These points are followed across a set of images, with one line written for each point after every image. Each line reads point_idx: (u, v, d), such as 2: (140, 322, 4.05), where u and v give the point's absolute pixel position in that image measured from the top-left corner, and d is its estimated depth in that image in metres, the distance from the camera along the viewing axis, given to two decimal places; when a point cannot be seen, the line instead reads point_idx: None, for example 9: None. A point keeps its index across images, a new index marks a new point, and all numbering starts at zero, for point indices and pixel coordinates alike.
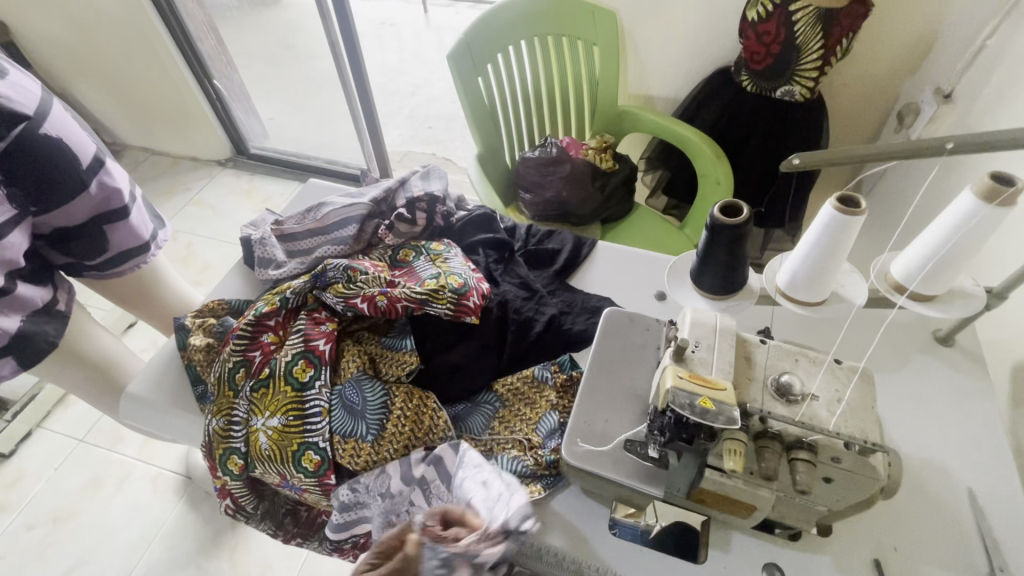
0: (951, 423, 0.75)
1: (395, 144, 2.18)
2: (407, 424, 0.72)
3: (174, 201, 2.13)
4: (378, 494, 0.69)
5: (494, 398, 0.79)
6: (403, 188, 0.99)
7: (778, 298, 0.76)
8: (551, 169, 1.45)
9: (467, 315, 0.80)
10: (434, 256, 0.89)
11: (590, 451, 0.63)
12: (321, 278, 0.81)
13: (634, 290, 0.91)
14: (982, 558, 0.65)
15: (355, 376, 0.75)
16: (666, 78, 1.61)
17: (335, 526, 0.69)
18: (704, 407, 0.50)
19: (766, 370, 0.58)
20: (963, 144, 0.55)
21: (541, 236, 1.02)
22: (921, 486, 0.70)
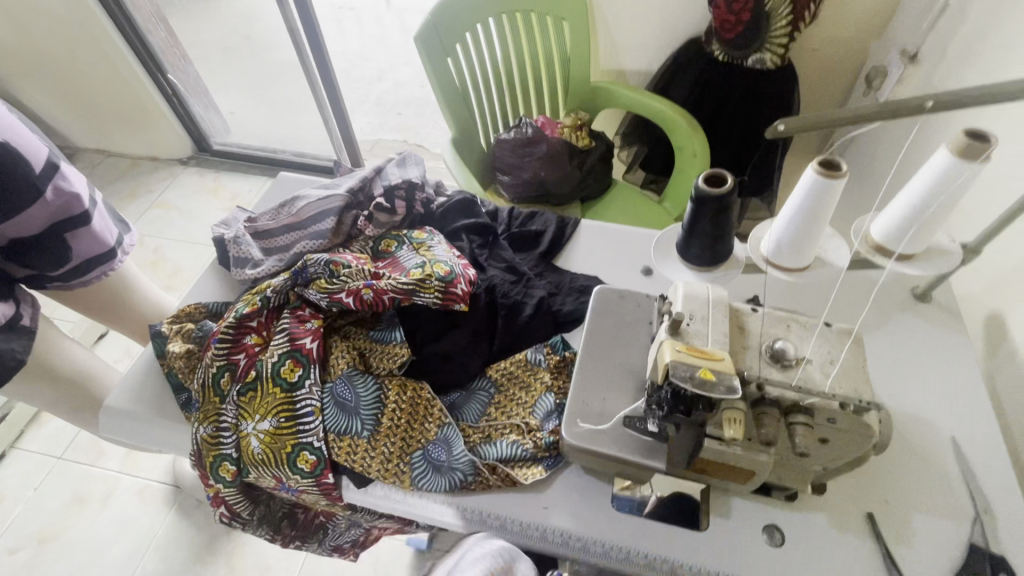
0: (934, 377, 0.78)
1: (365, 132, 2.12)
2: (403, 416, 0.72)
3: (137, 203, 2.04)
4: None
5: (488, 384, 0.78)
6: (380, 177, 0.96)
7: (764, 266, 0.77)
8: (528, 150, 1.43)
9: (455, 302, 0.79)
10: (417, 245, 0.87)
11: (591, 430, 0.63)
12: (303, 274, 0.78)
13: (620, 267, 0.91)
14: (968, 502, 0.68)
15: (346, 372, 0.73)
16: (637, 51, 1.59)
17: None
18: (702, 378, 0.50)
19: (761, 338, 0.58)
20: (942, 102, 0.55)
21: (523, 218, 1.00)
22: (909, 438, 0.73)
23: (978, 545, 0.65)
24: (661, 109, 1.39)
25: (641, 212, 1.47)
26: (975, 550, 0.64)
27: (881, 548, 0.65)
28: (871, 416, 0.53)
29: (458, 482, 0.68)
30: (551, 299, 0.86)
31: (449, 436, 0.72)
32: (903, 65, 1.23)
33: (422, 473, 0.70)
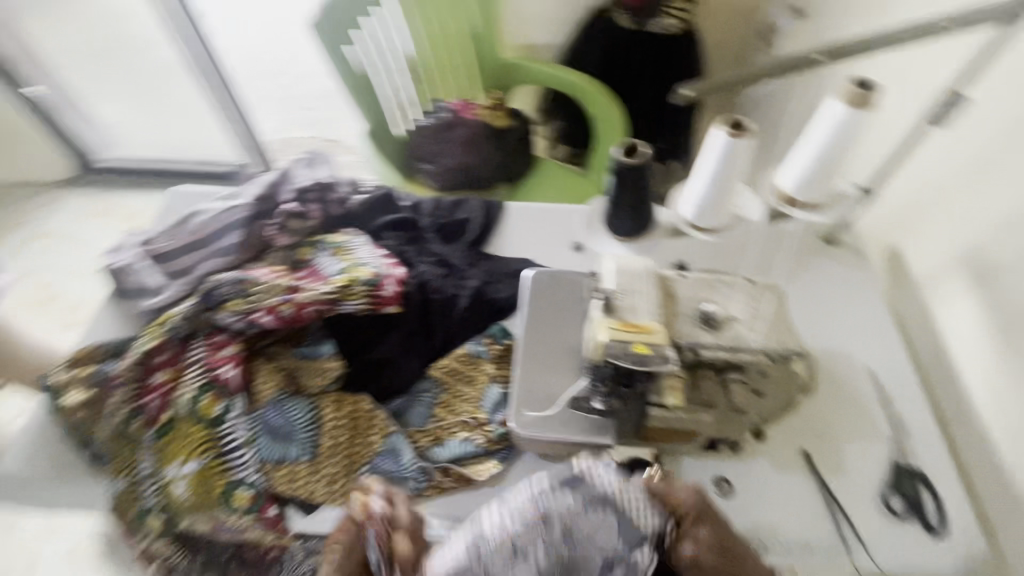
0: (847, 314, 0.83)
1: (276, 131, 2.04)
2: (344, 432, 0.68)
3: (13, 237, 1.80)
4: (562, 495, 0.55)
5: (431, 384, 0.75)
6: (287, 180, 0.88)
7: (688, 230, 0.78)
8: (447, 134, 1.40)
9: (386, 306, 0.75)
10: (337, 249, 0.82)
11: (538, 417, 0.62)
12: (211, 297, 0.71)
13: (552, 246, 0.89)
14: (886, 424, 0.74)
15: (274, 397, 0.69)
16: (545, 24, 1.57)
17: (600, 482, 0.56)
18: (640, 353, 0.51)
19: (690, 302, 0.59)
20: (828, 54, 0.58)
21: (449, 207, 0.95)
22: (832, 374, 0.77)
23: (899, 462, 0.71)
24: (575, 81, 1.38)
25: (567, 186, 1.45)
26: (896, 466, 0.71)
27: (817, 480, 0.69)
28: (796, 363, 0.57)
29: (412, 492, 0.66)
30: (485, 289, 0.83)
31: (397, 445, 0.69)
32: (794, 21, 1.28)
33: None
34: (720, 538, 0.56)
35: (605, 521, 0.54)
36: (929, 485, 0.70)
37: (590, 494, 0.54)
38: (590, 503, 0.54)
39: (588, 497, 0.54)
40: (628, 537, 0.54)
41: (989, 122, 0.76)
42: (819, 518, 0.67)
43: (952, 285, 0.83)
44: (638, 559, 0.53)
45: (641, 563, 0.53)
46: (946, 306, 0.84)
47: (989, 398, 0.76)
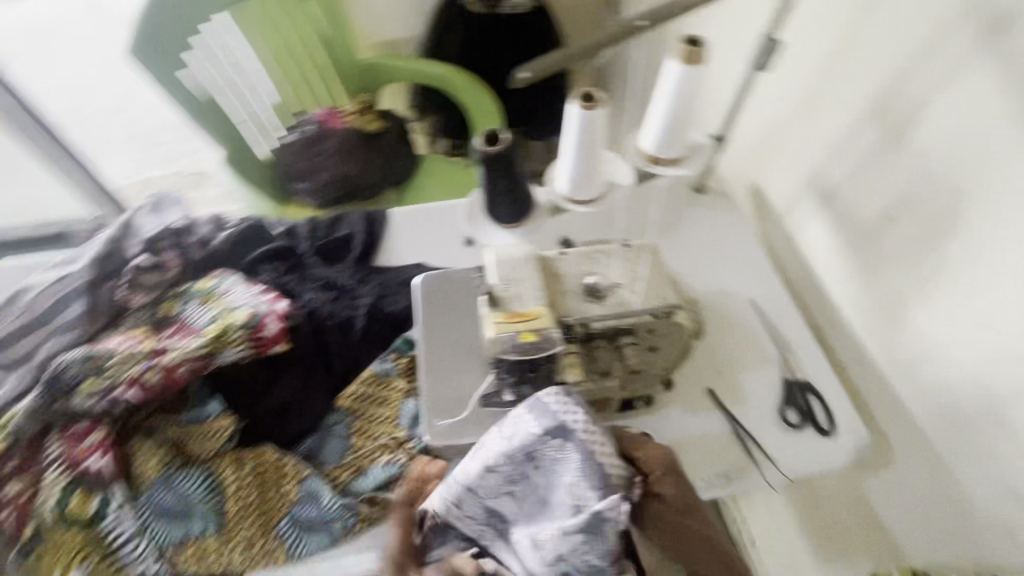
0: (725, 254, 0.89)
1: (127, 175, 1.77)
2: (251, 490, 0.63)
3: None
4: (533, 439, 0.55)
5: (342, 415, 0.71)
6: (132, 233, 0.80)
7: (566, 205, 0.80)
8: (316, 149, 1.32)
9: (272, 346, 0.70)
10: (206, 297, 0.74)
11: (451, 424, 0.61)
12: (57, 384, 0.62)
13: (444, 241, 0.84)
14: (773, 347, 0.81)
15: (160, 475, 0.62)
16: (397, 19, 1.52)
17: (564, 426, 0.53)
18: (530, 342, 0.53)
19: (574, 279, 0.60)
20: (650, 20, 0.60)
21: (327, 225, 0.88)
22: (720, 313, 0.83)
23: (789, 378, 0.78)
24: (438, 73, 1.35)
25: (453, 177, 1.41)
26: (788, 382, 0.78)
27: (725, 414, 0.75)
28: (681, 315, 0.59)
29: (340, 533, 0.62)
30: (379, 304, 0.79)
31: (314, 488, 0.65)
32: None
33: (295, 541, 0.62)
34: (682, 494, 0.57)
35: (571, 460, 0.53)
36: (816, 392, 0.77)
37: (557, 430, 0.53)
38: (550, 442, 0.54)
39: (558, 431, 0.53)
40: (594, 481, 0.52)
41: (806, 59, 0.85)
42: (731, 447, 0.73)
43: (805, 210, 0.92)
44: (595, 506, 0.51)
45: (598, 511, 0.50)
46: (804, 230, 0.93)
47: (850, 304, 0.86)
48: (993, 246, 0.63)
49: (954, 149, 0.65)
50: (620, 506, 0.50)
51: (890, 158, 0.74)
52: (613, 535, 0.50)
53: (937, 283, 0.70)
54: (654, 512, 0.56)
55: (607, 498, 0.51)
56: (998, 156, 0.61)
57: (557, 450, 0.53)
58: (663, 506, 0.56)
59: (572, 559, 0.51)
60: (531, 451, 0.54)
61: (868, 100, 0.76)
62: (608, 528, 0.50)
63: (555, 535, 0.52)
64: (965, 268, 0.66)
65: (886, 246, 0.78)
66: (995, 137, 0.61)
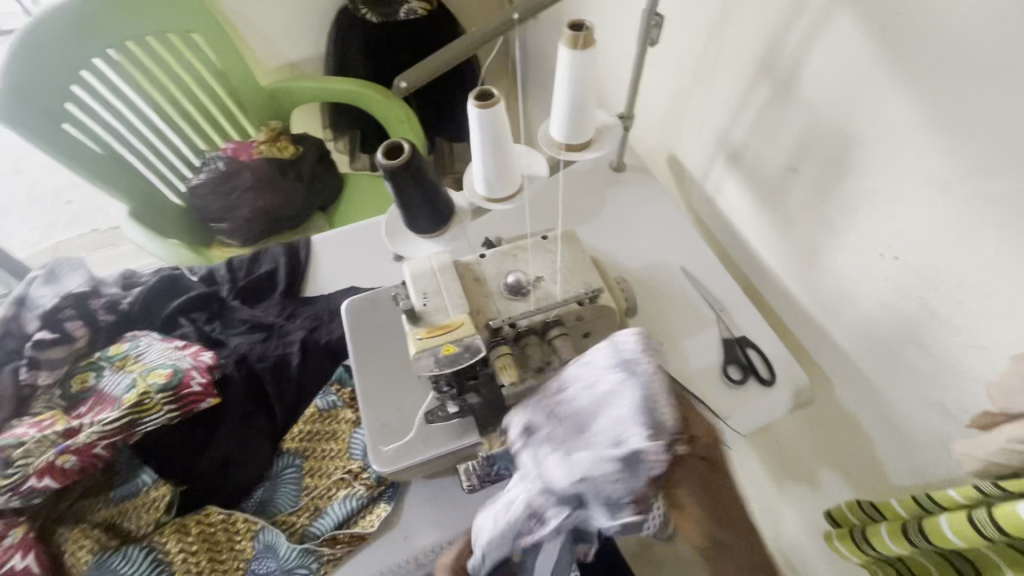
0: (650, 227, 0.91)
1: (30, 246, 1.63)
2: (199, 557, 0.60)
3: None
4: (591, 374, 0.48)
5: (291, 458, 0.68)
6: (27, 307, 0.74)
7: (486, 206, 0.80)
8: (229, 185, 1.26)
9: (202, 400, 0.67)
10: (121, 362, 0.70)
11: (399, 447, 0.60)
12: None
13: (371, 262, 0.83)
14: (709, 309, 0.83)
15: (95, 561, 0.59)
16: (293, 39, 1.48)
17: (622, 356, 0.46)
18: (450, 355, 0.53)
19: (496, 279, 0.60)
20: (524, 11, 0.60)
21: (247, 265, 0.84)
22: (655, 286, 0.85)
23: (728, 335, 0.80)
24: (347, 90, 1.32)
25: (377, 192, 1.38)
26: (728, 341, 0.80)
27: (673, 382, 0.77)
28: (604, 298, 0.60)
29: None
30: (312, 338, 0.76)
31: (271, 540, 0.62)
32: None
33: None
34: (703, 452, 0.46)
35: (626, 394, 0.44)
36: (754, 344, 0.80)
37: (618, 363, 0.46)
38: (609, 371, 0.46)
39: (619, 369, 0.46)
40: (645, 417, 0.42)
41: (693, 28, 0.87)
42: None
43: (718, 172, 0.95)
44: (635, 440, 0.41)
45: (637, 447, 0.41)
46: (722, 191, 0.96)
47: (774, 254, 0.89)
48: (880, 181, 0.66)
49: (833, 96, 0.69)
50: (663, 452, 0.41)
51: (782, 112, 0.78)
52: (648, 478, 0.41)
53: (841, 223, 0.74)
54: (694, 467, 0.44)
55: (652, 441, 0.42)
56: (869, 97, 0.64)
57: (614, 383, 0.45)
58: (703, 465, 0.45)
59: (597, 487, 0.42)
60: (584, 383, 0.48)
61: (753, 60, 0.79)
62: (647, 470, 0.41)
63: (583, 460, 0.43)
64: (861, 205, 0.70)
65: (793, 195, 0.81)
66: (864, 80, 0.65)
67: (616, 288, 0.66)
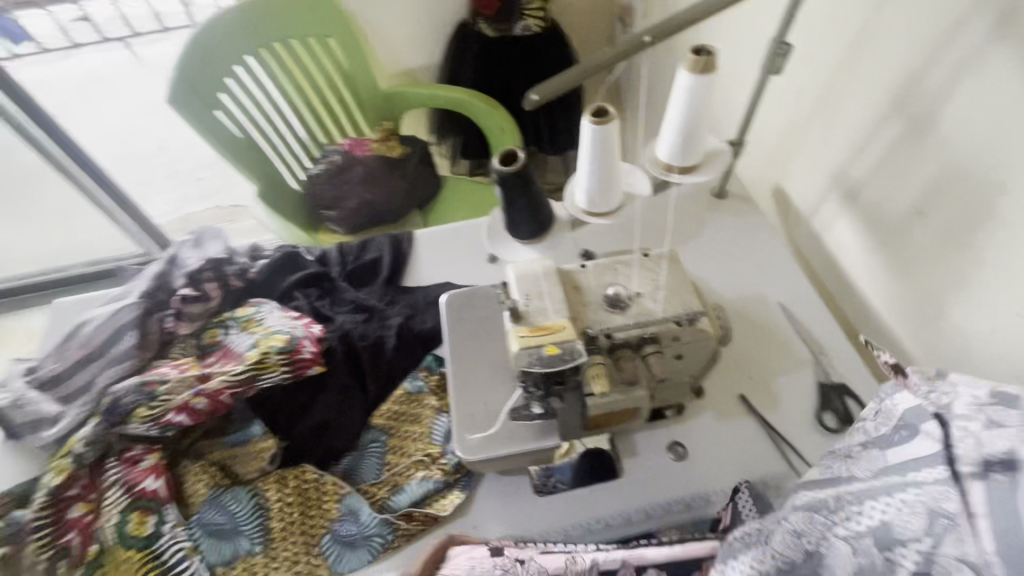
0: (750, 258, 0.88)
1: (167, 214, 1.86)
2: (293, 509, 0.66)
3: None
4: None
5: (377, 433, 0.73)
6: (176, 265, 0.85)
7: (584, 218, 0.82)
8: (342, 177, 1.37)
9: (308, 367, 0.73)
10: (246, 323, 0.79)
11: (482, 438, 0.62)
12: (115, 410, 0.67)
13: (469, 261, 0.87)
14: (806, 350, 0.79)
15: (209, 496, 0.67)
16: (414, 49, 1.59)
17: None
18: (550, 355, 0.54)
19: (596, 290, 0.61)
20: (656, 35, 0.62)
21: (357, 250, 0.91)
22: (750, 318, 0.82)
23: (824, 380, 0.76)
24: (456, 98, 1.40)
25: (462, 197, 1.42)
26: (824, 386, 0.76)
27: (760, 420, 0.73)
28: (699, 322, 0.60)
29: (380, 548, 0.64)
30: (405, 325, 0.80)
31: (354, 505, 0.67)
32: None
33: (337, 556, 0.64)
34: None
35: None
36: (855, 394, 0.75)
37: None
38: None
39: None
40: None
41: (820, 59, 0.84)
42: (768, 454, 0.71)
43: (830, 208, 0.90)
44: None
45: None
46: (832, 228, 0.91)
47: (886, 301, 0.83)
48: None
49: (980, 139, 0.64)
50: None
51: (913, 151, 0.73)
52: None
53: (971, 275, 0.68)
54: None
55: None
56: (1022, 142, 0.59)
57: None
58: None
59: None
60: None
61: (885, 96, 0.75)
62: None
63: None
64: (998, 258, 0.64)
65: (916, 241, 0.76)
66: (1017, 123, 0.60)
67: (712, 314, 0.65)
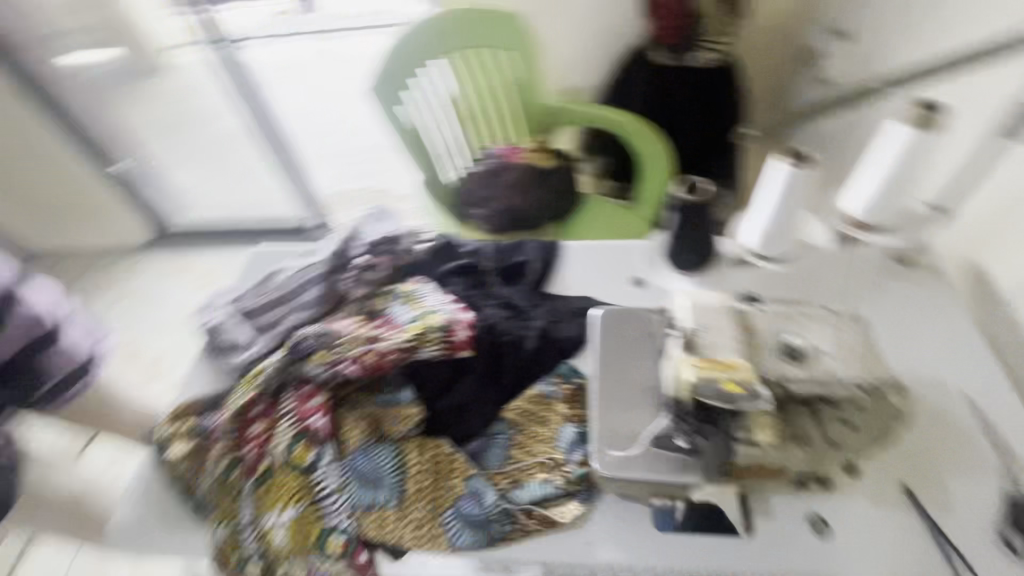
0: (934, 339, 0.77)
1: (326, 187, 2.00)
2: (366, 434, 0.75)
3: (85, 280, 1.87)
4: None
5: (505, 426, 0.77)
6: (357, 237, 0.97)
7: (751, 259, 0.85)
8: (494, 179, 1.28)
9: (460, 350, 0.81)
10: (407, 298, 0.87)
11: (620, 458, 0.64)
12: (299, 349, 0.77)
13: (613, 285, 0.91)
14: (995, 457, 0.68)
15: (363, 444, 0.74)
16: (575, 69, 1.56)
17: None
18: (729, 392, 0.58)
19: (771, 336, 0.66)
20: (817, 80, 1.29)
21: (507, 250, 0.98)
22: (928, 406, 0.72)
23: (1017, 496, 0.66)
24: (503, 60, 1.40)
25: (477, 76, 1.42)
26: (1013, 501, 0.65)
27: (927, 522, 0.65)
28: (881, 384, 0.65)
29: (396, 490, 0.71)
30: (277, 115, 1.71)
31: (477, 488, 0.71)
32: (831, 73, 1.28)
33: (457, 531, 0.69)
34: None
35: None
36: None
37: None
38: None
39: None
40: None
41: None
42: (931, 560, 0.63)
43: None
44: None
45: None
46: None
47: None
48: None
49: None
50: None
51: None
52: None
53: None
54: None
55: None
56: None
57: None
58: None
59: None
60: None
61: None
62: None
63: None
64: None
65: None
66: None
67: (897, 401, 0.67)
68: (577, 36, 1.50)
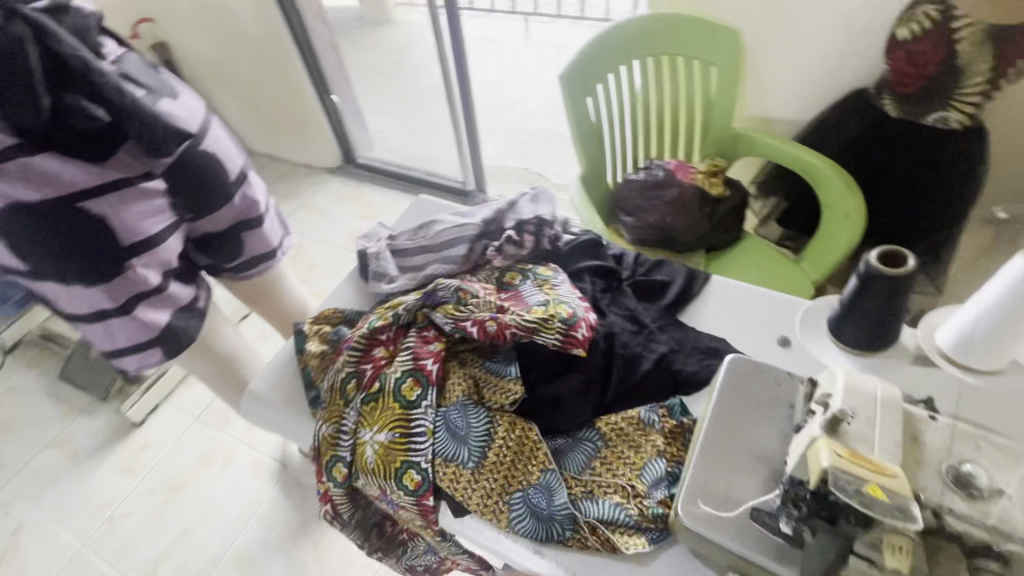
0: None
1: (491, 157, 2.10)
2: (466, 394, 0.78)
3: (281, 185, 2.21)
4: None
5: (595, 434, 0.76)
6: (512, 211, 0.99)
7: (942, 362, 0.73)
8: (655, 192, 1.23)
9: (575, 347, 0.79)
10: (541, 281, 0.89)
11: (710, 513, 0.59)
12: (433, 297, 0.83)
13: (753, 336, 0.84)
14: None
15: (461, 401, 0.77)
16: (780, 99, 1.43)
17: None
18: (872, 496, 0.49)
19: (939, 457, 0.55)
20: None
21: (649, 267, 0.96)
22: None
23: None
24: (705, 73, 1.33)
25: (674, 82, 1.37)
26: None
27: None
28: None
29: (478, 454, 0.73)
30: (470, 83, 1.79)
31: (551, 483, 0.71)
32: None
33: (520, 516, 0.70)
34: None
35: None
36: None
37: None
38: None
39: None
40: None
41: None
42: None
43: None
44: None
45: None
46: None
47: None
48: None
49: None
50: None
51: None
52: None
53: None
54: None
55: None
56: None
57: None
58: None
59: None
60: None
61: None
62: None
63: None
64: None
65: None
66: None
67: None
68: (792, 66, 1.37)
